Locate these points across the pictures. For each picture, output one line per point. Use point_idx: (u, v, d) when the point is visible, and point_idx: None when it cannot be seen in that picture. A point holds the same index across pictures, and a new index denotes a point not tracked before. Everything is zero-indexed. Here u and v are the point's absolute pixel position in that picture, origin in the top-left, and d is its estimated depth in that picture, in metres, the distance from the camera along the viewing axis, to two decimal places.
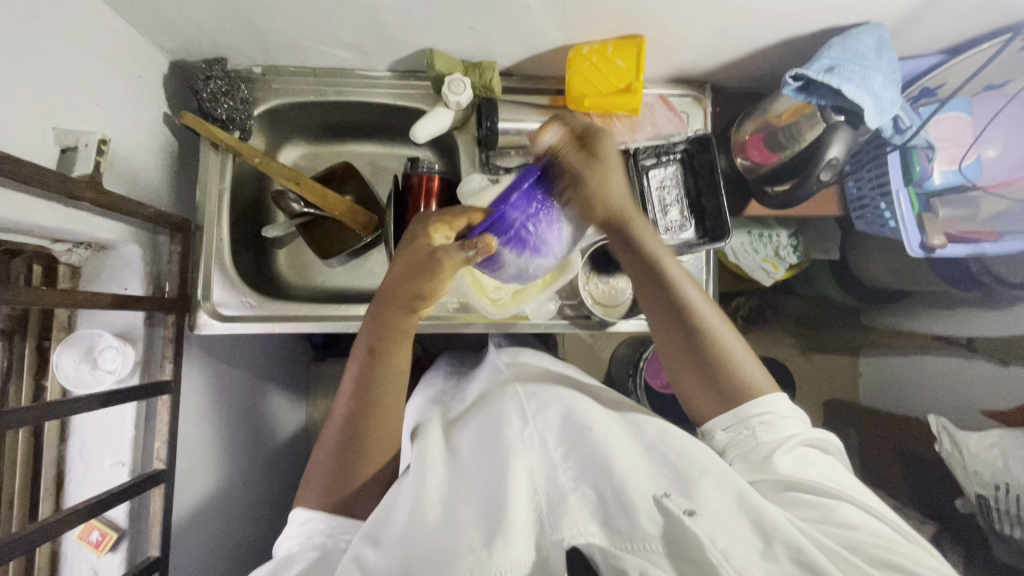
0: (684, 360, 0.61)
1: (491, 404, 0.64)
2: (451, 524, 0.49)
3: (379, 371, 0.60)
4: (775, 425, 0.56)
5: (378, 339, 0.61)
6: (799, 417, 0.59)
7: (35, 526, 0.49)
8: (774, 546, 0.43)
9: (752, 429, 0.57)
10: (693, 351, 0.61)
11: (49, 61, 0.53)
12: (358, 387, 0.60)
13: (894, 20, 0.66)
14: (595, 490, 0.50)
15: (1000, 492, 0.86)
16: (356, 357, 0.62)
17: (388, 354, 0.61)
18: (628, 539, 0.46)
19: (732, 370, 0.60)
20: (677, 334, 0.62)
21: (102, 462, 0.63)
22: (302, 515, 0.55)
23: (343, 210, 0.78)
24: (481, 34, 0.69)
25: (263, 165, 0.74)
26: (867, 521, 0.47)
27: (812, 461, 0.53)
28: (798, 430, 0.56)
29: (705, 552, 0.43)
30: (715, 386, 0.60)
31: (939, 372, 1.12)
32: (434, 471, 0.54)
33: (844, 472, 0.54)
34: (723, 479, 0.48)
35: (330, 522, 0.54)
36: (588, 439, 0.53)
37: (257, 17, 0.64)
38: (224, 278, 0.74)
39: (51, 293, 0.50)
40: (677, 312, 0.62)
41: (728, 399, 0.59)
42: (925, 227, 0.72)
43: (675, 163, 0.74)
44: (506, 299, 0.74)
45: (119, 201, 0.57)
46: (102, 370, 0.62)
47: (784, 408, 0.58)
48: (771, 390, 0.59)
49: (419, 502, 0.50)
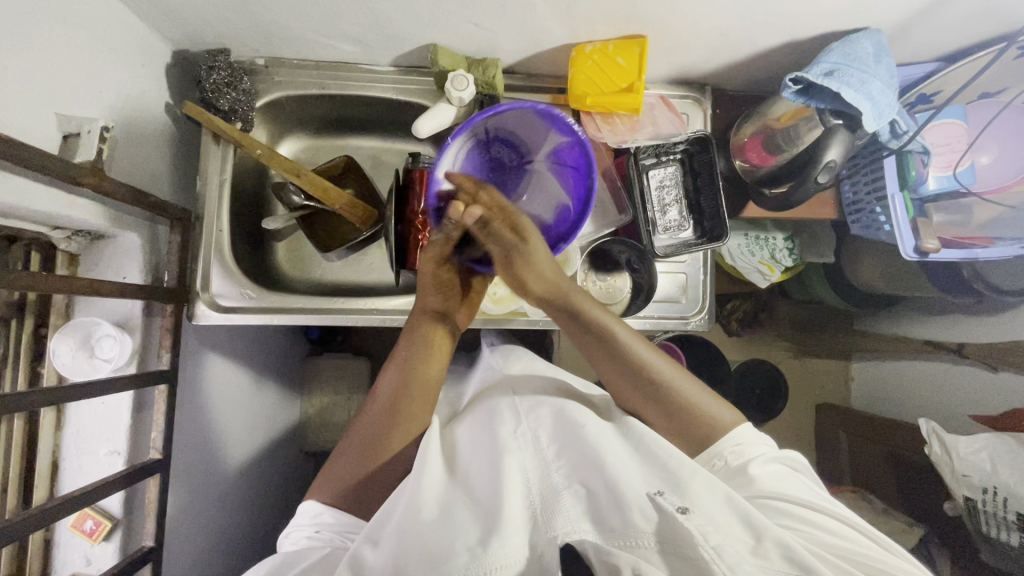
0: (651, 416, 0.61)
1: (486, 402, 0.65)
2: (446, 521, 0.49)
3: (417, 372, 0.62)
4: (747, 450, 0.56)
5: (410, 345, 0.65)
6: (767, 440, 0.59)
7: (29, 512, 0.49)
8: (765, 543, 0.43)
9: (725, 459, 0.56)
10: (666, 407, 0.60)
11: (50, 44, 0.52)
12: (395, 389, 0.62)
13: (893, 27, 0.66)
14: (586, 486, 0.50)
15: (987, 495, 0.87)
16: (394, 360, 0.64)
17: (423, 359, 0.63)
18: (622, 536, 0.46)
19: (697, 411, 0.59)
20: (640, 401, 0.61)
21: (97, 450, 0.63)
22: (314, 508, 0.57)
23: (345, 204, 0.77)
24: (485, 31, 0.69)
25: (264, 156, 0.72)
26: (839, 527, 0.49)
27: (784, 475, 0.54)
28: (765, 451, 0.56)
29: (698, 548, 0.42)
30: (687, 432, 0.59)
31: (931, 378, 1.13)
32: (433, 469, 0.55)
33: (812, 486, 0.55)
34: (714, 482, 0.48)
35: (340, 518, 0.56)
36: (580, 437, 0.54)
37: (262, 9, 0.64)
38: (223, 269, 0.74)
39: (49, 279, 0.49)
40: (632, 381, 0.61)
41: (699, 441, 0.58)
42: (919, 231, 0.73)
43: (674, 163, 0.75)
44: (505, 295, 0.77)
45: (120, 189, 0.56)
46: (99, 359, 0.62)
47: (752, 436, 0.58)
48: (736, 420, 0.60)
49: (416, 500, 0.50)
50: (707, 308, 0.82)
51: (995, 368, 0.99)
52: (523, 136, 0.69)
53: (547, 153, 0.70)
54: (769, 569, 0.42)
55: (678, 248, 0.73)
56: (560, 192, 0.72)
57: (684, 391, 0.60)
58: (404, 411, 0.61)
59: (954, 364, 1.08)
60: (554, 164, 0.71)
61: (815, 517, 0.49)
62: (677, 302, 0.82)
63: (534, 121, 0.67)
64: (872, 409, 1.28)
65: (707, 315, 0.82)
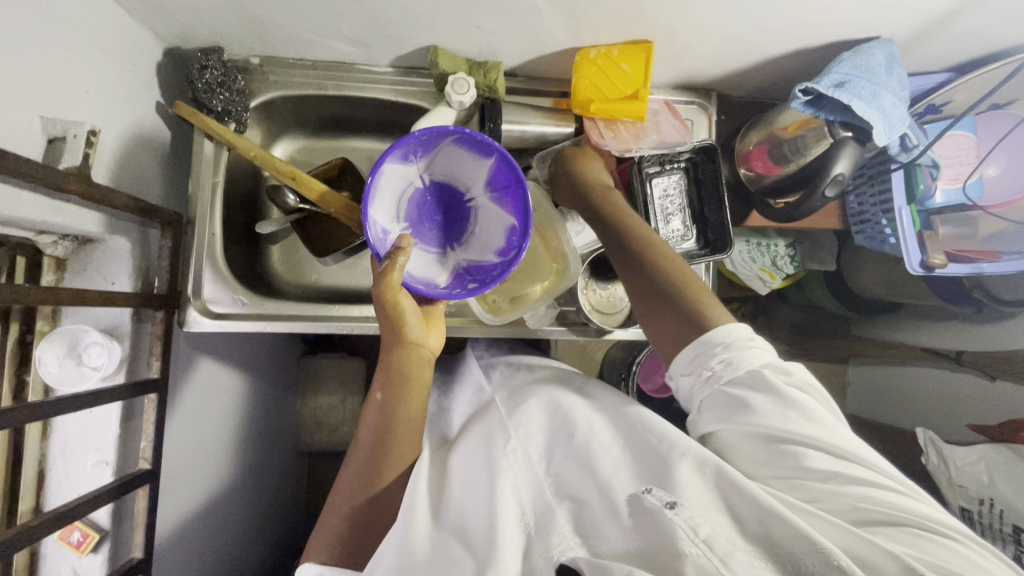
0: (649, 316, 0.61)
1: (484, 420, 0.64)
2: (441, 558, 0.48)
3: (399, 415, 0.59)
4: (735, 361, 0.53)
5: (387, 387, 0.59)
6: (768, 351, 0.55)
7: (14, 530, 0.47)
8: (754, 523, 0.44)
9: (714, 367, 0.54)
10: (660, 299, 0.59)
11: (37, 45, 0.50)
12: (378, 433, 0.58)
13: (905, 36, 0.65)
14: (575, 499, 0.50)
15: (984, 507, 0.87)
16: (371, 406, 0.60)
17: (402, 403, 0.59)
18: (613, 549, 0.44)
19: (692, 306, 0.58)
20: (638, 295, 0.62)
21: (84, 461, 0.61)
22: (310, 571, 0.53)
23: (341, 206, 0.72)
24: (488, 33, 0.67)
25: (259, 159, 0.69)
26: (844, 468, 0.48)
27: (786, 400, 0.51)
28: (759, 361, 0.53)
29: (687, 543, 0.41)
30: (681, 329, 0.57)
31: (926, 385, 1.13)
32: (422, 501, 0.53)
33: (814, 402, 0.52)
34: (701, 459, 0.49)
35: (339, 574, 0.52)
36: (574, 445, 0.55)
37: (257, 7, 0.62)
38: (216, 275, 0.72)
39: (33, 290, 0.47)
40: (632, 271, 0.62)
41: (690, 333, 0.56)
42: (925, 245, 0.72)
43: (679, 172, 0.74)
44: (504, 305, 0.73)
45: (108, 194, 0.55)
46: (87, 367, 0.59)
47: (744, 338, 0.54)
48: (731, 320, 0.56)
49: (408, 538, 0.49)
50: None
51: (993, 377, 1.00)
52: (457, 173, 0.68)
53: (483, 183, 0.67)
54: (759, 547, 0.42)
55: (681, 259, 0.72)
56: (504, 216, 0.67)
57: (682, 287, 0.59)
58: (392, 450, 0.58)
59: (949, 372, 1.08)
60: (494, 193, 0.67)
61: (820, 461, 0.48)
62: None
63: (460, 154, 0.65)
64: (864, 414, 1.28)
65: None
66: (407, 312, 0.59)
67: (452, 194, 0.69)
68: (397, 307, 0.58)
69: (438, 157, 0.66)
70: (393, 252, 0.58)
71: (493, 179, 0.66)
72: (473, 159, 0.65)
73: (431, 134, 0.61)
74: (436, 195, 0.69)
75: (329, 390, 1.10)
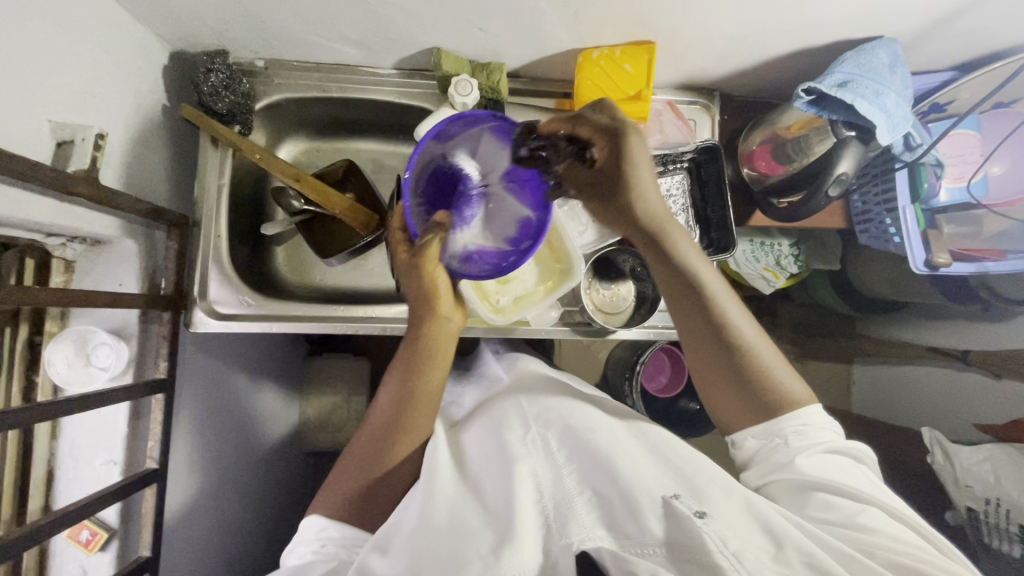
0: (714, 379, 0.58)
1: (496, 407, 0.64)
2: (460, 529, 0.48)
3: (422, 384, 0.60)
4: (810, 433, 0.54)
5: (414, 354, 0.62)
6: (833, 426, 0.57)
7: (23, 529, 0.48)
8: (785, 550, 0.42)
9: (785, 436, 0.55)
10: (736, 370, 0.57)
11: (46, 49, 0.51)
12: (399, 399, 0.60)
13: (909, 35, 0.65)
14: (597, 491, 0.49)
15: (990, 506, 0.87)
16: (397, 370, 0.62)
17: (426, 372, 0.61)
18: (637, 544, 0.44)
19: (769, 381, 0.56)
20: (709, 357, 0.58)
21: (92, 460, 0.62)
22: (318, 523, 0.55)
23: (345, 208, 0.75)
24: (491, 35, 0.68)
25: (264, 160, 0.70)
26: (893, 529, 0.47)
27: (839, 466, 0.52)
28: (830, 439, 0.54)
29: (716, 555, 0.41)
30: (753, 400, 0.56)
31: (931, 384, 1.12)
32: (444, 473, 0.54)
33: (871, 479, 0.53)
34: (731, 486, 0.47)
35: (345, 531, 0.54)
36: (589, 443, 0.53)
37: (261, 10, 0.62)
38: (222, 276, 0.72)
39: (43, 292, 0.48)
40: (710, 335, 0.58)
41: (762, 409, 0.56)
42: (930, 243, 0.72)
43: (681, 172, 0.74)
44: (506, 306, 0.74)
45: (116, 197, 0.55)
46: (95, 367, 0.60)
47: (821, 420, 0.55)
48: (808, 399, 0.57)
49: (428, 508, 0.49)
50: None
51: (998, 376, 0.99)
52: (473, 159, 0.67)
53: (499, 173, 0.67)
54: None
55: None
56: (518, 208, 0.66)
57: (761, 358, 0.57)
58: (410, 419, 0.59)
59: (955, 371, 1.07)
60: (507, 181, 0.66)
61: (864, 515, 0.48)
62: None
63: (488, 141, 0.65)
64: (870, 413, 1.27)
65: None
66: (441, 287, 0.62)
67: (463, 180, 0.67)
68: (432, 280, 0.61)
69: (461, 138, 0.65)
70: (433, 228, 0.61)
71: (512, 168, 0.66)
72: (497, 144, 0.65)
73: (470, 118, 0.63)
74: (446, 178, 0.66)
75: (333, 390, 1.11)
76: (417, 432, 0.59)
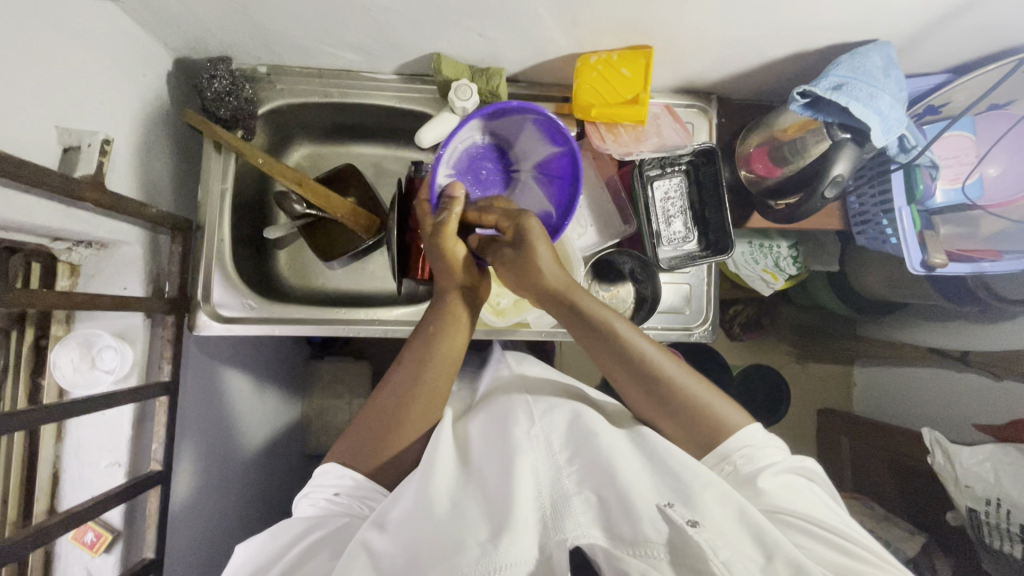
0: (651, 413, 0.59)
1: (501, 399, 0.64)
2: (457, 518, 0.48)
3: (439, 352, 0.61)
4: (755, 456, 0.55)
5: (436, 321, 0.63)
6: (778, 443, 0.58)
7: (28, 531, 0.48)
8: (775, 563, 0.42)
9: (733, 463, 0.55)
10: (668, 406, 0.58)
11: (52, 57, 0.52)
12: (415, 365, 0.61)
13: (903, 38, 0.66)
14: (599, 495, 0.49)
15: (991, 507, 0.87)
16: (418, 334, 0.63)
17: (446, 338, 0.62)
18: (632, 544, 0.45)
19: (702, 410, 0.57)
20: (640, 397, 0.59)
21: (97, 462, 0.63)
22: (337, 467, 0.58)
23: (346, 210, 0.75)
24: (490, 40, 0.68)
25: (266, 166, 0.71)
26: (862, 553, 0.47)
27: (795, 487, 0.53)
28: (777, 459, 0.55)
29: (708, 563, 0.42)
30: (692, 431, 0.57)
31: (932, 385, 1.13)
32: (445, 467, 0.54)
33: (824, 497, 0.54)
34: (726, 494, 0.47)
35: (358, 482, 0.57)
36: (594, 445, 0.53)
37: (264, 17, 0.63)
38: (226, 280, 0.73)
39: (49, 295, 0.49)
40: (635, 377, 0.58)
41: (702, 440, 0.57)
42: (926, 245, 0.72)
43: (680, 174, 0.75)
44: (507, 307, 0.77)
45: (121, 202, 0.56)
46: (100, 370, 0.61)
47: (762, 438, 0.56)
48: (745, 421, 0.58)
49: (427, 494, 0.50)
50: (710, 320, 0.82)
51: (997, 376, 0.98)
52: (514, 143, 0.74)
53: (534, 163, 0.75)
54: None
55: (682, 260, 0.73)
56: (545, 199, 0.74)
57: (689, 389, 0.58)
58: (423, 385, 0.60)
59: (954, 372, 1.08)
60: (540, 172, 0.74)
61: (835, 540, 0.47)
62: (681, 313, 0.81)
63: (531, 133, 0.72)
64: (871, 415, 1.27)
65: (711, 327, 0.82)
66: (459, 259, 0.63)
67: (502, 160, 0.75)
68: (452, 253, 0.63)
69: (508, 124, 0.72)
70: (449, 201, 0.63)
71: (546, 161, 0.73)
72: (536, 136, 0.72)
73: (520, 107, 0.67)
74: (487, 158, 0.75)
75: (335, 393, 1.11)
76: (431, 401, 0.60)
